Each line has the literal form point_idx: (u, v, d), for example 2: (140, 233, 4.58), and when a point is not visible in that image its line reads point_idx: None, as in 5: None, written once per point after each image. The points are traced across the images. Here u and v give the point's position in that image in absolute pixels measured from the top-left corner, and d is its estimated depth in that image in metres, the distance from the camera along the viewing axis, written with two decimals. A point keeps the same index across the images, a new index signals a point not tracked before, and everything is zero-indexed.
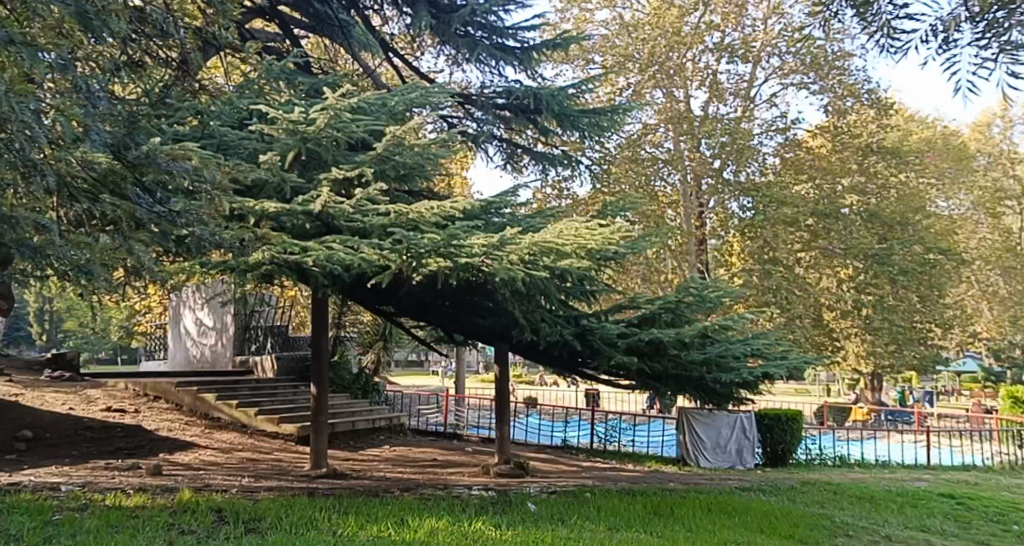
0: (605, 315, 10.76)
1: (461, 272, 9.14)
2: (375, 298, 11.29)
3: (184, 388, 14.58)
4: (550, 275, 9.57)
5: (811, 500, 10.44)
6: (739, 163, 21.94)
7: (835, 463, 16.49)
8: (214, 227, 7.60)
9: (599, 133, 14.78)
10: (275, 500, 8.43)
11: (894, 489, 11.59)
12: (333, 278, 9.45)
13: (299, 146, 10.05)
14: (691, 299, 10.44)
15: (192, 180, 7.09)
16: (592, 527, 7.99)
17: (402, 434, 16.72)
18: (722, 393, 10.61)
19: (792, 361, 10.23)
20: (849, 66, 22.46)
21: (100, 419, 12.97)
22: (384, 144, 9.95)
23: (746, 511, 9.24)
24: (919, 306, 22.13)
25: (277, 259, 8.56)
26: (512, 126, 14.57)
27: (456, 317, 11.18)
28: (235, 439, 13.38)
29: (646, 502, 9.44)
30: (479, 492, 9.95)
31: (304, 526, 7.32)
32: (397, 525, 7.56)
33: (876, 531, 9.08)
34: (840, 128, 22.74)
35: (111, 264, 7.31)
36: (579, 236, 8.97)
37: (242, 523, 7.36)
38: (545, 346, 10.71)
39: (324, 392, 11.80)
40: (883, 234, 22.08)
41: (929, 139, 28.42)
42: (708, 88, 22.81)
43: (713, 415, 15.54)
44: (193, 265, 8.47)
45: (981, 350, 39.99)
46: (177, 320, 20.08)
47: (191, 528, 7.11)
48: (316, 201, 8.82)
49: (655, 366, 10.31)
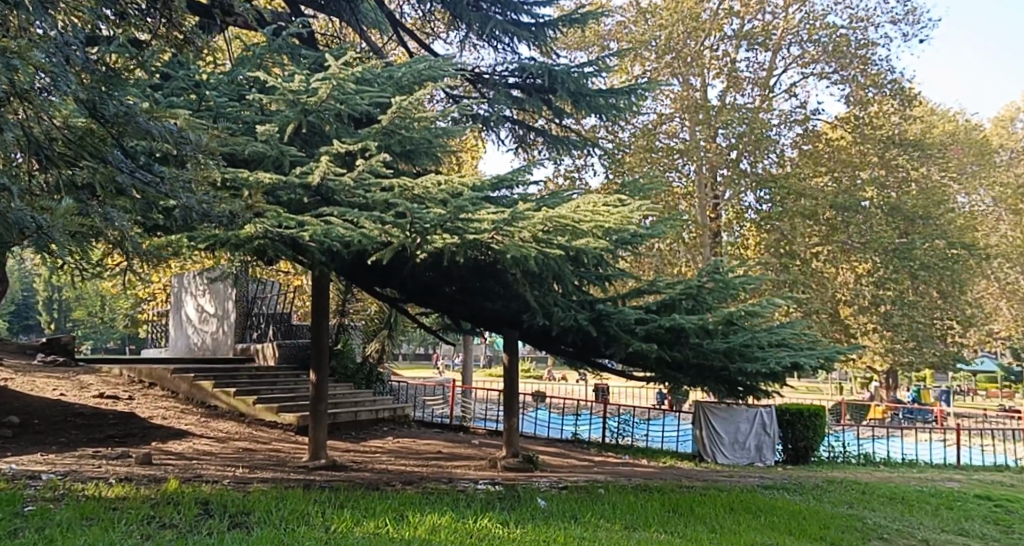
0: (622, 300, 10.14)
1: (470, 250, 8.58)
2: (377, 280, 10.74)
3: (181, 375, 14.08)
4: (564, 255, 8.97)
5: (839, 499, 9.82)
6: (757, 154, 21.26)
7: (859, 462, 15.81)
8: (202, 197, 6.95)
9: (617, 116, 14.12)
10: (266, 493, 7.86)
11: (926, 489, 10.96)
12: (332, 256, 8.86)
13: (300, 119, 9.46)
14: (713, 285, 9.79)
15: (177, 146, 6.47)
16: (607, 525, 7.40)
17: (407, 425, 16.15)
18: (745, 384, 10.04)
19: (822, 352, 9.63)
20: (871, 55, 21.72)
21: (91, 405, 12.45)
22: (390, 116, 9.33)
23: (772, 511, 8.62)
24: (940, 302, 21.43)
25: (272, 234, 7.96)
26: (525, 108, 13.91)
27: (463, 301, 10.62)
28: (232, 428, 12.84)
29: (664, 500, 8.83)
30: (485, 486, 9.38)
31: (295, 521, 6.74)
32: (396, 521, 6.98)
33: (911, 534, 8.45)
34: (861, 119, 22.02)
35: (88, 236, 6.71)
36: (597, 213, 8.40)
37: (228, 516, 6.80)
38: (558, 332, 10.11)
39: (324, 380, 11.23)
40: (907, 228, 21.20)
41: (951, 133, 27.66)
42: (726, 77, 22.08)
43: (731, 410, 14.93)
44: (181, 239, 7.86)
45: (1000, 349, 39.20)
46: (179, 307, 19.59)
47: (171, 522, 6.55)
48: (315, 173, 8.22)
49: (675, 354, 9.68)
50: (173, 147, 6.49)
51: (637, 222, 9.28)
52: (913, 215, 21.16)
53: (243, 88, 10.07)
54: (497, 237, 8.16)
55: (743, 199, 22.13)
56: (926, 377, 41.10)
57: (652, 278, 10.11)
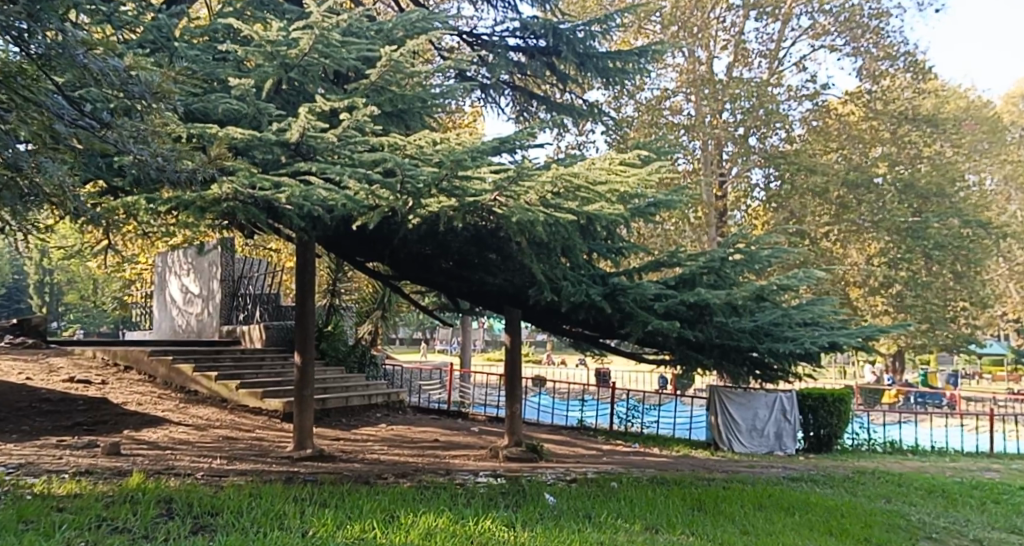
0: (637, 274, 9.21)
1: (469, 214, 7.66)
2: (365, 252, 9.83)
3: (158, 358, 13.15)
4: (575, 222, 8.04)
5: (874, 493, 8.96)
6: (766, 129, 20.08)
7: (885, 450, 14.95)
8: (160, 149, 5.95)
9: (623, 79, 13.02)
10: (240, 489, 6.95)
11: (965, 481, 10.11)
12: (314, 223, 7.90)
13: (280, 74, 8.45)
14: (739, 258, 8.88)
15: (126, 94, 5.50)
16: (626, 527, 6.51)
17: (402, 412, 15.26)
18: (773, 365, 9.19)
19: (859, 331, 8.76)
20: (884, 25, 20.46)
21: (60, 390, 11.53)
22: (379, 70, 8.36)
23: (807, 508, 7.75)
24: (954, 283, 20.52)
25: (243, 196, 6.97)
26: (527, 73, 12.85)
27: (459, 275, 9.74)
28: (213, 414, 11.94)
29: (684, 495, 7.96)
30: (486, 480, 8.49)
31: (268, 524, 5.82)
32: (385, 523, 6.07)
33: (962, 533, 7.59)
34: (872, 94, 20.86)
35: (25, 196, 5.73)
36: (613, 173, 7.50)
37: (191, 518, 5.90)
38: (567, 309, 9.17)
39: (310, 362, 10.27)
40: (919, 207, 20.21)
41: (965, 109, 26.55)
42: (733, 51, 21.07)
43: (749, 395, 14.11)
44: (139, 202, 6.88)
45: (1007, 332, 38.29)
46: (163, 288, 18.69)
47: (124, 526, 5.63)
48: (293, 129, 7.25)
49: (697, 334, 8.80)
50: (122, 91, 5.51)
51: (655, 187, 8.40)
52: (927, 193, 20.15)
53: (216, 40, 9.02)
54: (500, 200, 7.24)
55: (750, 176, 21.07)
56: (930, 360, 40.19)
57: (671, 250, 9.19)
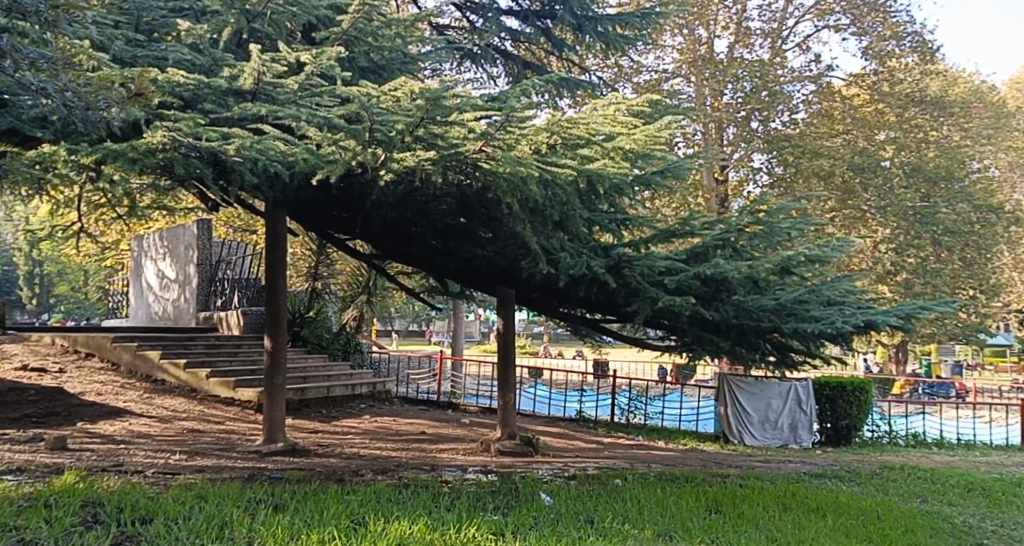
0: (644, 246, 8.28)
1: (452, 172, 6.73)
2: (339, 220, 8.87)
3: (123, 344, 12.19)
4: (575, 184, 7.08)
5: (905, 491, 8.05)
6: (767, 112, 19.01)
7: (908, 443, 14.11)
8: (75, 84, 4.99)
9: (624, 46, 12.03)
10: (186, 490, 6.02)
11: (1001, 478, 9.20)
12: (272, 183, 6.95)
13: (241, 23, 7.43)
14: (757, 229, 7.97)
15: (23, 18, 4.59)
16: (631, 534, 5.56)
17: (388, 403, 14.32)
18: (793, 348, 8.29)
19: (891, 310, 7.86)
20: (893, 3, 19.22)
21: (10, 379, 10.55)
22: (352, 16, 7.39)
23: (838, 510, 6.83)
24: (968, 270, 19.55)
25: (187, 147, 6.02)
26: (520, 39, 11.73)
27: (444, 249, 8.80)
28: (180, 405, 10.99)
29: (698, 494, 7.02)
30: (475, 477, 7.56)
31: (208, 534, 4.89)
32: (349, 532, 5.11)
33: (1013, 538, 6.68)
34: (879, 76, 19.68)
35: None
36: (617, 125, 6.55)
37: (118, 527, 4.96)
38: (565, 284, 8.21)
39: (281, 345, 9.28)
40: (930, 191, 19.19)
41: (976, 90, 25.32)
42: (734, 31, 19.93)
43: (762, 384, 13.25)
44: (62, 153, 5.90)
45: (1010, 323, 37.10)
46: (139, 273, 17.79)
47: (32, 537, 4.69)
48: (246, 74, 6.32)
49: (712, 313, 7.90)
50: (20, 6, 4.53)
51: (665, 147, 7.50)
52: (936, 177, 19.05)
53: None
54: (486, 152, 6.33)
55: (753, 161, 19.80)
56: (931, 352, 39.08)
57: (682, 219, 8.26)
